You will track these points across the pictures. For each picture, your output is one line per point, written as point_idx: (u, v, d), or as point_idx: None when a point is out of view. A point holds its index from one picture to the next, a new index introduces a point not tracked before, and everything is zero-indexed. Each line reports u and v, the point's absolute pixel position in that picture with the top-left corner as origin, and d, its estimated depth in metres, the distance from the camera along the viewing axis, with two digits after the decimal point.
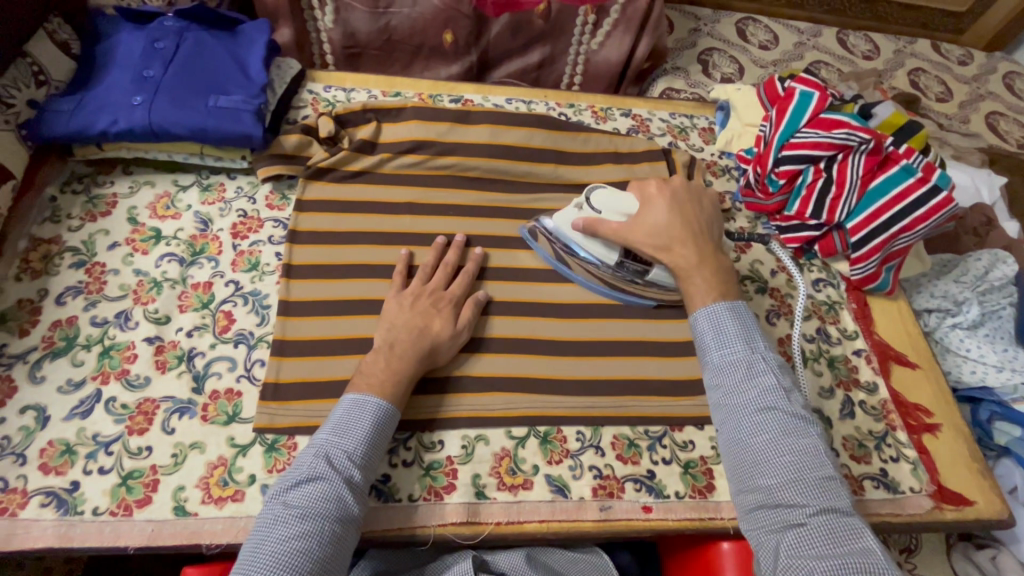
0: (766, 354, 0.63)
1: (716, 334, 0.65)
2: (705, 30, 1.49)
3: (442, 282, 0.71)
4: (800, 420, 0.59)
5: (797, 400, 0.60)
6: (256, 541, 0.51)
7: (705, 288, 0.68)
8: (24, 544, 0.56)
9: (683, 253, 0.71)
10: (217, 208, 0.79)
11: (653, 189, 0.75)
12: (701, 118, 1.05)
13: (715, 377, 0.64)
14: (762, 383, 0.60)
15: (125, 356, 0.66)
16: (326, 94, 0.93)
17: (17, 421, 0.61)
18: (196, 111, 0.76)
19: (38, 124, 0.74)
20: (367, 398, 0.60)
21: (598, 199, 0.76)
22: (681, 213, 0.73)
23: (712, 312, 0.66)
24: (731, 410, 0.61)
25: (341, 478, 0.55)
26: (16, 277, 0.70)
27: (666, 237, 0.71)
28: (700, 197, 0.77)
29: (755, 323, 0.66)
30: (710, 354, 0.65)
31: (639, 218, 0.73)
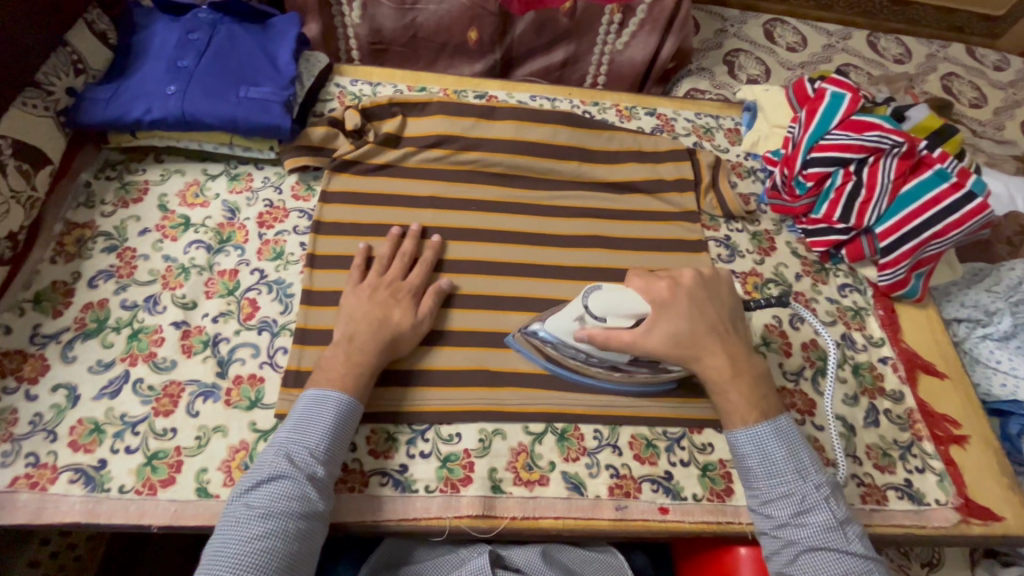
0: (816, 477, 0.60)
1: (761, 459, 0.61)
2: (732, 31, 1.47)
3: (399, 272, 0.71)
4: (858, 557, 0.56)
5: (853, 534, 0.58)
6: (220, 548, 0.51)
7: (745, 403, 0.63)
8: (53, 518, 0.57)
9: (714, 362, 0.64)
10: (244, 197, 0.80)
11: (663, 291, 0.66)
12: (727, 118, 1.04)
13: (764, 504, 0.60)
14: (817, 517, 0.58)
15: (152, 339, 0.68)
16: (352, 87, 0.94)
17: (49, 399, 0.63)
18: (227, 101, 0.77)
19: (76, 112, 0.76)
20: (328, 394, 0.60)
21: (598, 304, 0.64)
22: (703, 318, 0.65)
23: (757, 433, 0.61)
24: (784, 544, 0.58)
25: (305, 478, 0.55)
26: (51, 260, 0.71)
27: (691, 350, 0.64)
28: (715, 286, 0.68)
29: (800, 436, 0.62)
30: (753, 476, 0.61)
31: (655, 325, 0.64)
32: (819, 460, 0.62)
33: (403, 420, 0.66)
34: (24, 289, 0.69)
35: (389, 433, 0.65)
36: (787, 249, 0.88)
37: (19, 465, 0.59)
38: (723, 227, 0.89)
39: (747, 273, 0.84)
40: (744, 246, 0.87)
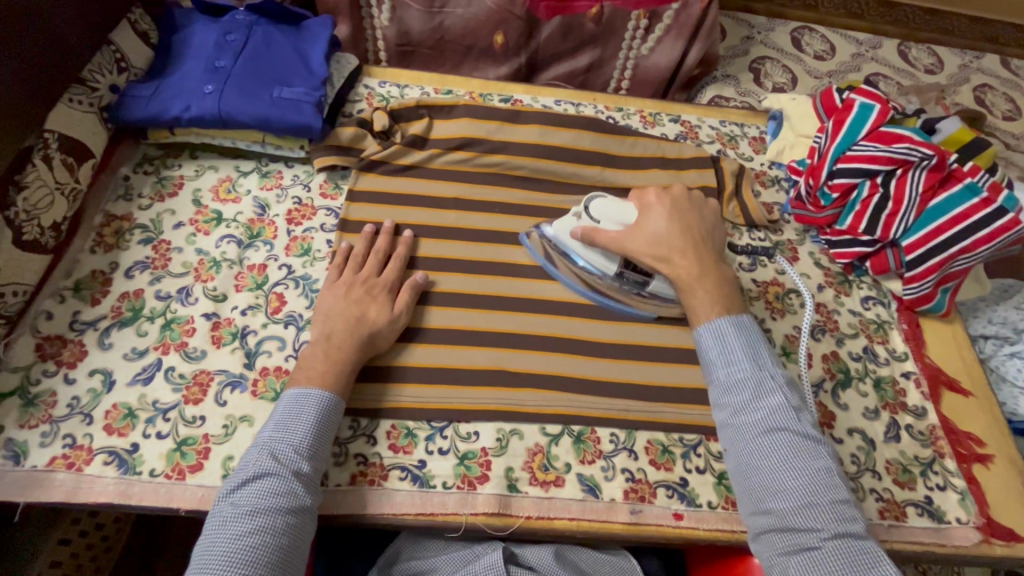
0: (773, 370, 0.63)
1: (722, 352, 0.65)
2: (758, 38, 1.46)
3: (374, 270, 0.73)
4: (810, 440, 0.59)
5: (806, 420, 0.61)
6: (208, 549, 0.52)
7: (709, 300, 0.68)
8: (88, 498, 0.60)
9: (683, 265, 0.70)
10: (275, 194, 0.83)
11: (651, 198, 0.75)
12: (752, 127, 1.03)
13: (723, 394, 0.64)
14: (770, 401, 0.61)
15: (184, 329, 0.70)
16: (381, 89, 0.96)
17: (86, 383, 0.65)
18: (261, 101, 0.80)
19: (118, 108, 0.79)
20: (309, 390, 0.62)
21: (597, 207, 0.75)
22: (680, 221, 0.72)
23: (721, 327, 0.66)
24: (740, 429, 0.61)
25: (290, 475, 0.56)
26: (91, 250, 0.74)
27: (666, 248, 0.71)
28: (701, 206, 0.76)
29: (760, 334, 0.66)
30: (715, 368, 0.65)
31: (638, 228, 0.72)
32: (779, 362, 0.66)
33: (423, 416, 0.67)
34: (65, 277, 0.72)
35: (408, 429, 0.67)
36: (810, 259, 0.88)
37: (57, 446, 0.61)
38: (746, 236, 0.88)
39: (768, 282, 0.84)
40: (766, 255, 0.87)
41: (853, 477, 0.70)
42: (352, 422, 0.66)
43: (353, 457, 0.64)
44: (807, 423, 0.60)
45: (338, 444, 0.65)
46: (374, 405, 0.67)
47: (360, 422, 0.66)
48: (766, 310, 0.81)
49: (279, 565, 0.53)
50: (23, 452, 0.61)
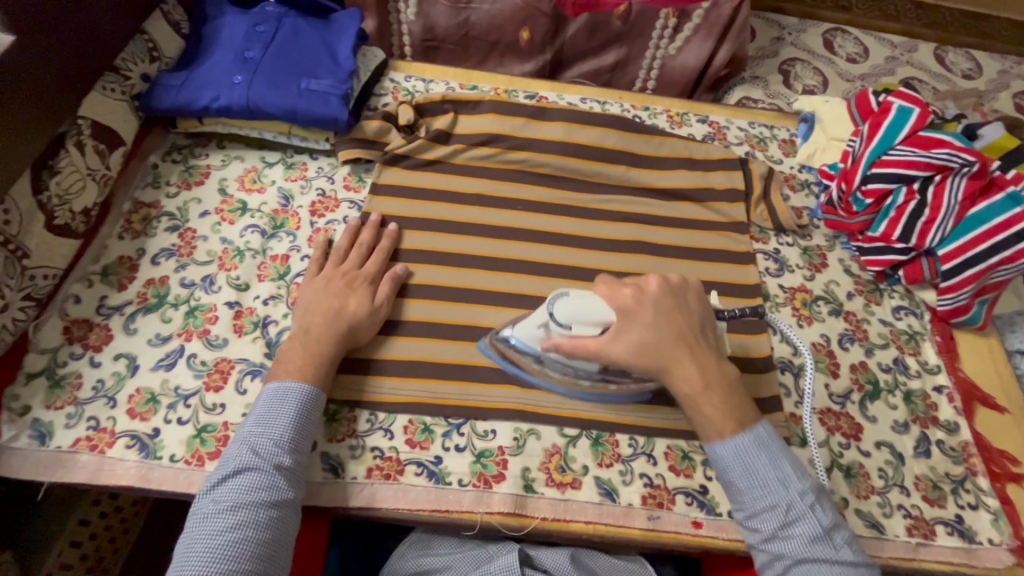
0: (800, 486, 0.57)
1: (744, 469, 0.58)
2: (789, 39, 1.43)
3: (354, 261, 0.72)
4: (852, 567, 0.55)
5: (842, 541, 0.56)
6: (190, 546, 0.52)
7: (720, 416, 0.60)
8: (110, 480, 0.60)
9: (686, 373, 0.60)
10: (299, 185, 0.83)
11: (627, 298, 0.62)
12: (782, 129, 1.01)
13: (751, 517, 0.58)
14: (803, 529, 0.56)
15: (207, 317, 0.70)
16: (406, 83, 0.96)
17: (111, 367, 0.66)
18: (288, 92, 0.80)
19: (149, 96, 0.79)
20: (286, 418, 0.59)
21: (564, 311, 0.61)
22: (672, 325, 0.61)
23: (739, 444, 0.59)
24: (773, 557, 0.56)
25: (271, 469, 0.56)
26: (118, 236, 0.75)
27: (661, 358, 0.60)
28: (682, 292, 0.65)
29: (780, 442, 0.60)
30: (739, 487, 0.59)
31: (621, 335, 0.60)
32: (803, 467, 0.60)
33: (440, 412, 0.66)
34: (93, 262, 0.73)
35: (425, 425, 0.66)
36: (839, 266, 0.85)
37: (81, 427, 0.62)
38: (773, 240, 0.86)
39: (795, 289, 0.82)
40: (793, 261, 0.85)
41: (880, 493, 0.68)
42: (370, 415, 0.66)
43: (370, 450, 0.64)
44: (842, 545, 0.56)
45: (356, 437, 0.65)
46: (392, 399, 0.67)
47: (378, 415, 0.66)
48: (792, 317, 0.79)
49: (263, 559, 0.52)
50: (48, 433, 0.62)
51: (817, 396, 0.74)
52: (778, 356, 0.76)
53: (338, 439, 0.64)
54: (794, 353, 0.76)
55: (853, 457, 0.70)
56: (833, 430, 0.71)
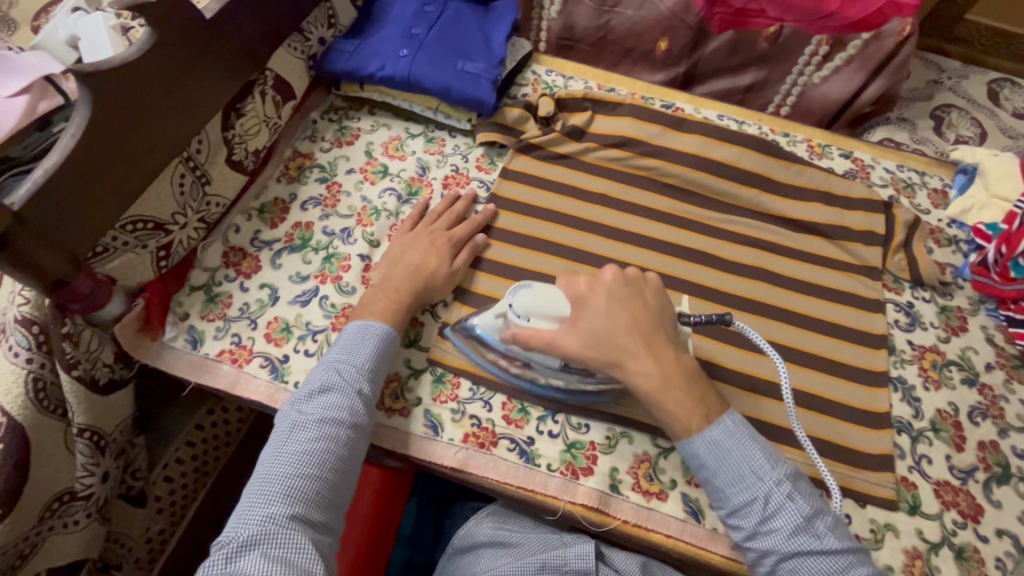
0: (775, 475, 0.57)
1: (719, 465, 0.58)
2: (947, 83, 1.32)
3: (443, 224, 0.77)
4: (836, 553, 0.54)
5: (825, 529, 0.55)
6: (276, 451, 0.55)
7: (684, 411, 0.60)
8: (244, 392, 0.68)
9: (641, 368, 0.61)
10: (436, 159, 0.88)
11: (582, 286, 0.65)
12: (935, 177, 0.93)
13: (731, 515, 0.58)
14: (783, 521, 0.55)
15: (341, 265, 0.76)
16: (547, 77, 0.99)
17: (256, 293, 0.74)
18: (447, 71, 0.85)
19: (324, 59, 0.87)
20: (373, 323, 0.65)
21: (522, 302, 0.63)
22: (626, 313, 0.63)
23: (709, 438, 0.59)
24: (761, 555, 0.56)
25: (353, 393, 0.60)
26: (277, 179, 0.83)
27: (613, 350, 0.61)
28: (642, 288, 0.66)
29: (751, 430, 0.60)
30: (717, 485, 0.59)
31: (574, 324, 0.62)
32: (777, 454, 0.59)
33: (538, 397, 0.68)
34: (254, 199, 0.81)
35: (523, 405, 0.68)
36: (981, 333, 0.78)
37: (226, 341, 0.70)
38: (908, 293, 0.81)
39: (925, 348, 0.76)
40: (928, 318, 0.79)
41: None
42: (473, 385, 0.69)
43: (468, 417, 0.67)
44: (829, 531, 0.55)
45: (457, 402, 0.68)
46: (490, 372, 0.69)
47: (479, 386, 0.69)
48: (919, 377, 0.74)
49: (340, 472, 0.56)
50: (199, 339, 0.70)
51: (934, 465, 0.68)
52: (896, 415, 0.71)
53: (441, 401, 0.68)
54: (915, 416, 0.71)
55: (968, 539, 0.64)
56: (949, 505, 0.66)
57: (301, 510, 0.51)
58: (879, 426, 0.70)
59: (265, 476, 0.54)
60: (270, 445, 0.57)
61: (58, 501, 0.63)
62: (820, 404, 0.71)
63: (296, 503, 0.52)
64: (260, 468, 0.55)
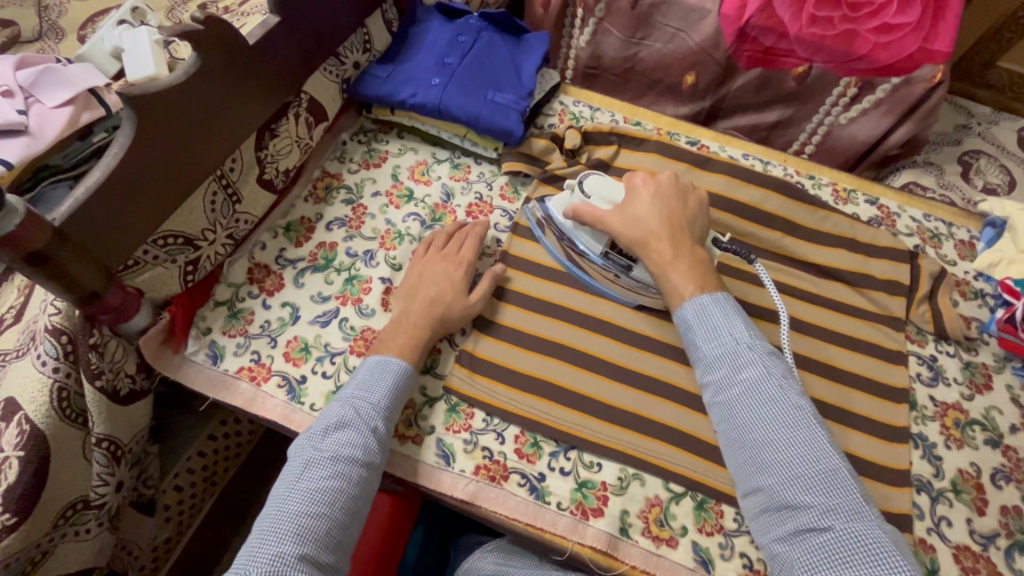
0: (752, 342, 0.64)
1: (702, 326, 0.65)
2: (976, 129, 1.30)
3: (456, 249, 0.77)
4: (795, 410, 0.59)
5: (790, 390, 0.60)
6: (288, 488, 0.55)
7: (684, 280, 0.68)
8: (260, 410, 0.69)
9: (660, 250, 0.70)
10: (461, 186, 0.89)
11: (638, 181, 0.75)
12: (962, 228, 0.92)
13: (705, 369, 0.65)
14: (749, 373, 0.61)
15: (363, 287, 0.77)
16: (574, 108, 1.00)
17: (277, 311, 0.75)
18: (477, 100, 0.86)
19: (358, 84, 0.89)
20: (390, 360, 0.65)
21: (588, 184, 0.76)
22: (665, 207, 0.72)
23: (698, 301, 0.67)
24: (725, 405, 0.62)
25: (368, 430, 0.60)
26: (304, 199, 0.85)
27: (644, 232, 0.71)
28: (689, 196, 0.75)
29: (739, 309, 0.67)
30: (698, 344, 0.66)
31: (623, 207, 0.73)
32: (759, 333, 0.66)
33: (551, 433, 0.68)
34: (281, 217, 0.83)
35: (535, 439, 0.68)
36: (1006, 392, 0.76)
37: (246, 357, 0.71)
38: (931, 346, 0.80)
39: (948, 405, 0.75)
40: (951, 373, 0.77)
41: None
42: (486, 416, 0.69)
43: (480, 449, 0.67)
44: (791, 392, 0.60)
45: (470, 432, 0.68)
46: (503, 406, 0.69)
47: (493, 418, 0.69)
48: (940, 435, 0.73)
49: (349, 511, 0.56)
50: (220, 355, 0.72)
51: (954, 528, 0.67)
52: (915, 473, 0.70)
53: (453, 431, 0.68)
54: (936, 475, 0.70)
55: None
56: (968, 571, 0.64)
57: (309, 550, 0.51)
58: (898, 483, 0.68)
59: (276, 513, 0.54)
60: (282, 480, 0.57)
61: (71, 509, 0.64)
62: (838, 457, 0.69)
63: (305, 544, 0.51)
64: (271, 505, 0.55)
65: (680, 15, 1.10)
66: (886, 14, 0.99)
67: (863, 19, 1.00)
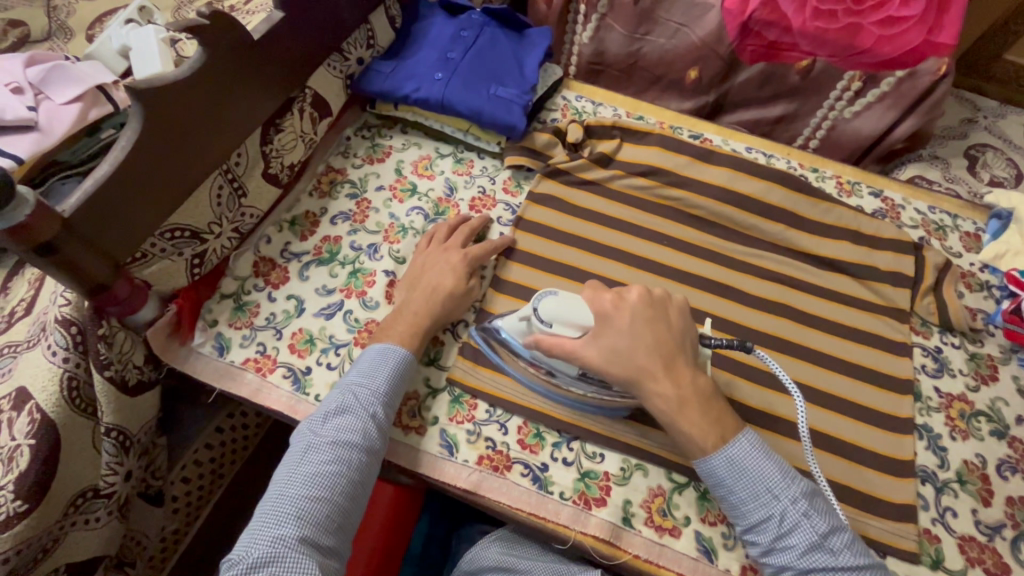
0: (791, 493, 0.57)
1: (736, 483, 0.59)
2: (983, 123, 1.28)
3: (458, 239, 0.77)
4: (852, 571, 0.54)
5: (840, 544, 0.55)
6: (289, 471, 0.56)
7: (701, 432, 0.60)
8: (266, 401, 0.69)
9: (659, 388, 0.60)
10: (464, 180, 0.89)
11: (607, 303, 0.63)
12: (967, 221, 0.92)
13: (748, 530, 0.59)
14: (799, 538, 0.56)
15: (367, 280, 0.78)
16: (576, 103, 1.00)
17: (283, 304, 0.75)
18: (480, 95, 0.87)
19: (362, 80, 0.90)
20: (391, 348, 0.66)
21: (546, 309, 0.61)
22: (650, 333, 0.61)
23: (726, 457, 0.59)
24: (778, 570, 0.57)
25: (367, 416, 0.60)
26: (309, 193, 0.85)
27: (632, 369, 0.60)
28: (667, 306, 0.64)
29: (766, 449, 0.60)
30: (734, 501, 0.59)
31: (596, 337, 0.61)
32: (793, 470, 0.60)
33: (554, 423, 0.68)
34: (287, 211, 0.83)
35: (538, 430, 0.68)
36: (1012, 384, 0.76)
37: (252, 349, 0.72)
38: (936, 337, 0.79)
39: (953, 396, 0.75)
40: (957, 364, 0.77)
41: None
42: (490, 407, 0.70)
43: (484, 439, 0.67)
44: (844, 547, 0.55)
45: (473, 423, 0.69)
46: (506, 396, 0.70)
47: (496, 409, 0.70)
48: (945, 426, 0.72)
49: (350, 496, 0.56)
50: (226, 347, 0.72)
51: (959, 519, 0.66)
52: (920, 463, 0.69)
53: (457, 421, 0.69)
54: (941, 465, 0.69)
55: None
56: (974, 562, 0.64)
57: (310, 533, 0.52)
58: (902, 474, 0.68)
59: (277, 496, 0.54)
60: (283, 464, 0.58)
61: (81, 498, 0.65)
62: (841, 448, 0.69)
63: (306, 526, 0.52)
64: (272, 488, 0.55)
65: (683, 10, 1.09)
66: (890, 7, 0.99)
67: (867, 12, 1.00)
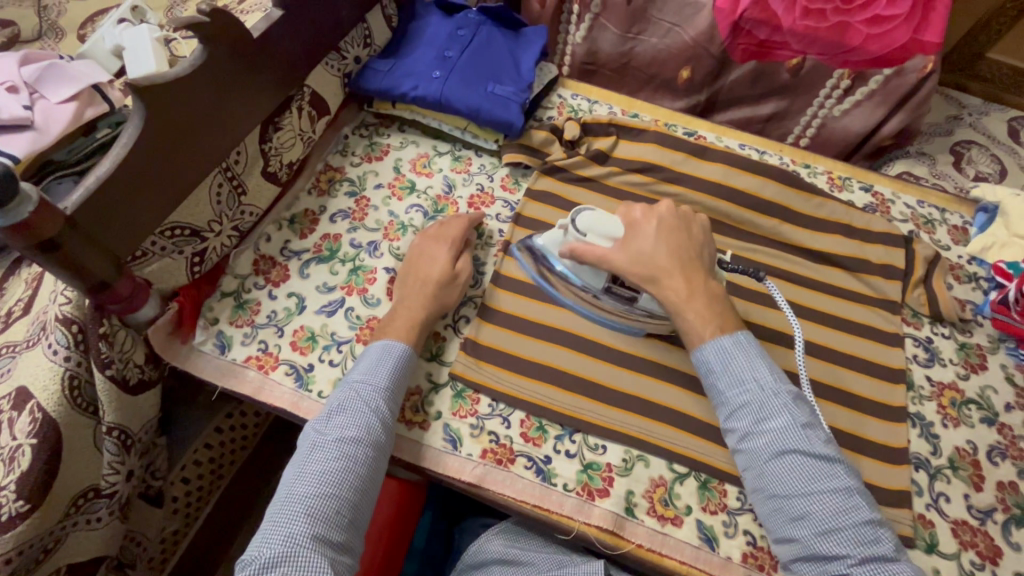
0: (776, 386, 0.61)
1: (724, 370, 0.63)
2: (968, 120, 1.31)
3: (447, 228, 0.78)
4: (822, 461, 0.57)
5: (817, 438, 0.58)
6: (297, 471, 0.56)
7: (702, 320, 0.65)
8: (268, 398, 0.70)
9: (673, 286, 0.67)
10: (462, 177, 0.90)
11: (637, 214, 0.71)
12: (955, 215, 0.94)
13: (731, 416, 0.62)
14: (776, 422, 0.59)
15: (368, 277, 0.78)
16: (572, 101, 1.01)
17: (284, 301, 0.75)
18: (477, 92, 0.88)
19: (359, 78, 0.90)
20: (394, 345, 0.66)
21: (583, 220, 0.70)
22: (669, 240, 0.68)
23: (720, 345, 0.64)
24: (751, 455, 0.60)
25: (371, 411, 0.61)
26: (308, 191, 0.86)
27: (654, 267, 0.67)
28: (690, 223, 0.72)
29: (761, 350, 0.64)
30: (720, 389, 0.63)
31: (626, 244, 0.69)
32: (782, 373, 0.63)
33: (557, 416, 0.69)
34: (285, 209, 0.83)
35: (541, 423, 0.69)
36: (1001, 372, 0.78)
37: (253, 347, 0.72)
38: (927, 328, 0.81)
39: (944, 385, 0.76)
40: (947, 354, 0.79)
41: None
42: (492, 402, 0.70)
43: (487, 433, 0.68)
44: (820, 442, 0.58)
45: (476, 417, 0.69)
46: (507, 391, 0.70)
47: (499, 404, 0.70)
48: (937, 414, 0.74)
49: (358, 490, 0.56)
50: (228, 345, 0.73)
51: (952, 504, 0.68)
52: (913, 451, 0.71)
53: (460, 416, 0.69)
54: (933, 453, 0.71)
55: None
56: (966, 545, 0.65)
57: (320, 530, 0.52)
58: (896, 460, 0.70)
59: (286, 497, 0.55)
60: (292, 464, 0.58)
61: (82, 498, 0.65)
62: (838, 437, 0.71)
63: (316, 524, 0.52)
64: (280, 488, 0.56)
65: (675, 9, 1.11)
66: (876, 6, 1.02)
67: (855, 11, 1.03)
